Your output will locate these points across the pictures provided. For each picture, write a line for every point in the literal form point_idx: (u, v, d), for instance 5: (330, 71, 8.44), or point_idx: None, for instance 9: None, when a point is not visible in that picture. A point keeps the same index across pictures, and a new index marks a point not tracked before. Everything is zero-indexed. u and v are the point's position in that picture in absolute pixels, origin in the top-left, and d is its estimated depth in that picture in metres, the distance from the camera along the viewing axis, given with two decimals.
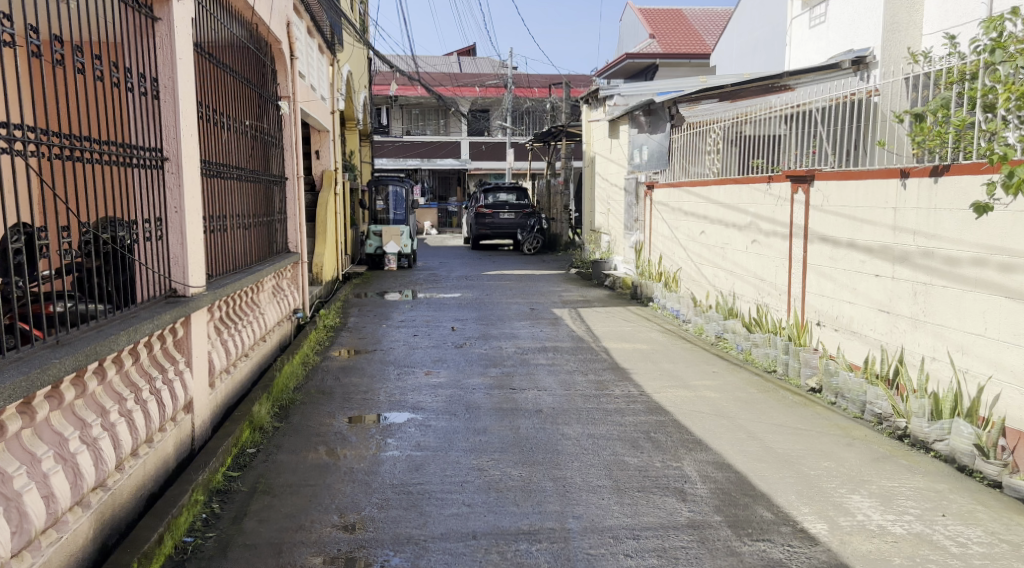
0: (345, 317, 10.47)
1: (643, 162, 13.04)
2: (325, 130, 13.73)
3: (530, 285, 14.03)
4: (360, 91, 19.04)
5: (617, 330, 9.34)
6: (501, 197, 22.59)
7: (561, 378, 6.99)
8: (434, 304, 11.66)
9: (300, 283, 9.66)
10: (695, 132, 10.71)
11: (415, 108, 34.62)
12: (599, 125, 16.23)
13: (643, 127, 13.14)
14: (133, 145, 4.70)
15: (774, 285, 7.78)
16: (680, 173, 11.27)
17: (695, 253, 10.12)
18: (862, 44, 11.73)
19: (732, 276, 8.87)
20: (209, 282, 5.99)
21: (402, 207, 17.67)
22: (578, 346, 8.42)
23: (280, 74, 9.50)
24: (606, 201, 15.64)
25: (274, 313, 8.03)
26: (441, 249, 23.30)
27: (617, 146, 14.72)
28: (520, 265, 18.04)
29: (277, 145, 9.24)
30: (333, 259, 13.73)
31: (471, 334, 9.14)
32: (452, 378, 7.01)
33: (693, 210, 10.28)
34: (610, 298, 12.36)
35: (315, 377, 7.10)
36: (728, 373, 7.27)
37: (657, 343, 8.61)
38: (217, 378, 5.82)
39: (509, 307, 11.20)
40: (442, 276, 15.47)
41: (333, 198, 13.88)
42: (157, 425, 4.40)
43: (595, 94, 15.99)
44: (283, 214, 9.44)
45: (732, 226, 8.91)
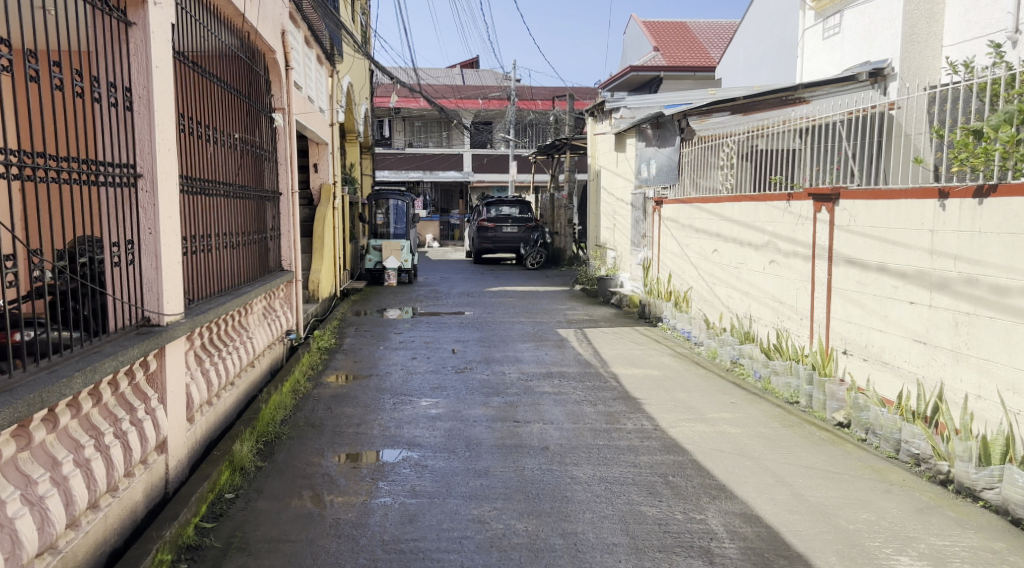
0: (341, 337, 10.02)
1: (651, 177, 12.58)
2: (324, 143, 13.39)
3: (534, 302, 13.58)
4: (360, 103, 18.64)
5: (626, 353, 8.87)
6: (505, 210, 22.11)
7: (568, 408, 6.52)
8: (434, 323, 11.20)
9: (293, 302, 9.21)
10: (707, 146, 10.27)
11: (417, 120, 34.27)
12: (604, 137, 15.79)
13: (651, 140, 12.68)
14: (100, 161, 4.23)
15: (795, 309, 7.38)
16: (691, 188, 10.83)
17: (707, 272, 9.69)
18: (879, 56, 11.29)
19: (748, 298, 8.43)
20: (190, 307, 5.55)
21: (403, 220, 17.16)
22: (586, 372, 7.95)
23: (274, 84, 9.08)
24: (612, 216, 15.19)
25: (263, 336, 7.58)
26: (442, 264, 22.86)
27: (624, 160, 14.28)
28: (523, 280, 17.59)
29: (271, 159, 8.81)
30: (331, 275, 13.29)
31: (473, 357, 8.68)
32: (452, 408, 6.54)
33: (705, 227, 9.84)
34: (617, 317, 11.90)
35: (305, 406, 6.64)
36: (747, 403, 6.80)
37: (669, 368, 8.15)
38: (197, 412, 5.37)
39: (513, 327, 10.74)
40: (443, 293, 15.03)
41: (331, 212, 13.46)
42: (122, 474, 3.95)
43: (600, 106, 15.56)
44: (276, 231, 9.01)
45: (747, 245, 8.49)
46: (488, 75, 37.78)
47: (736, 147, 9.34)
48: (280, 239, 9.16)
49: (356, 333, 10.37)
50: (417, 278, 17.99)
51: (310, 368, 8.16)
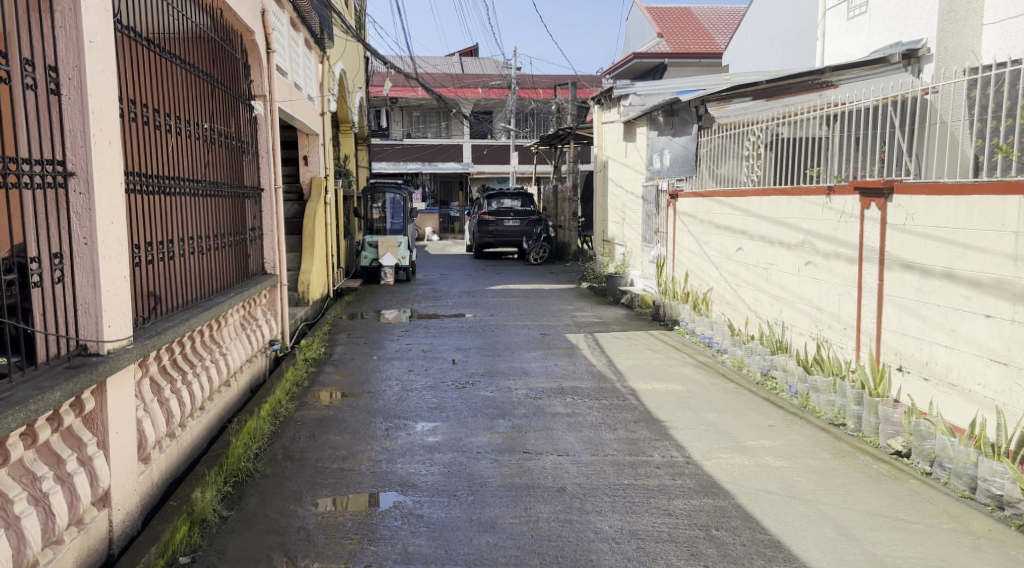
0: (332, 345, 9.23)
1: (663, 168, 11.72)
2: (314, 133, 12.48)
3: (540, 302, 12.75)
4: (355, 92, 17.91)
5: (644, 363, 8.06)
6: (507, 202, 21.22)
7: (585, 435, 5.72)
8: (433, 327, 10.39)
9: (277, 309, 8.41)
10: (728, 134, 9.44)
11: (416, 110, 33.40)
12: (612, 126, 14.92)
13: (664, 128, 11.81)
14: (13, 157, 3.40)
15: (836, 316, 6.61)
16: (709, 181, 10.01)
17: (730, 273, 8.88)
18: (911, 36, 10.44)
19: (779, 303, 7.64)
20: (144, 327, 4.75)
21: (400, 215, 16.31)
22: (601, 387, 7.15)
23: (254, 69, 8.25)
24: (621, 210, 14.36)
25: (240, 351, 6.79)
26: (442, 259, 22.04)
27: (634, 150, 13.43)
28: (526, 277, 16.76)
29: (250, 152, 8.00)
30: (323, 275, 12.48)
31: (475, 369, 7.88)
32: (452, 436, 5.74)
33: (727, 224, 9.03)
34: (628, 319, 11.10)
35: (285, 434, 5.86)
36: (787, 427, 6.00)
37: (693, 381, 7.34)
38: (152, 450, 4.59)
39: (518, 332, 9.93)
40: (442, 292, 14.20)
41: (323, 208, 12.64)
42: (38, 546, 3.19)
43: (608, 93, 14.69)
44: (258, 231, 8.20)
45: (778, 244, 7.70)
46: (487, 63, 36.83)
47: (760, 136, 8.51)
48: (263, 240, 8.36)
49: (348, 341, 9.55)
50: (416, 276, 17.17)
51: (295, 382, 7.37)
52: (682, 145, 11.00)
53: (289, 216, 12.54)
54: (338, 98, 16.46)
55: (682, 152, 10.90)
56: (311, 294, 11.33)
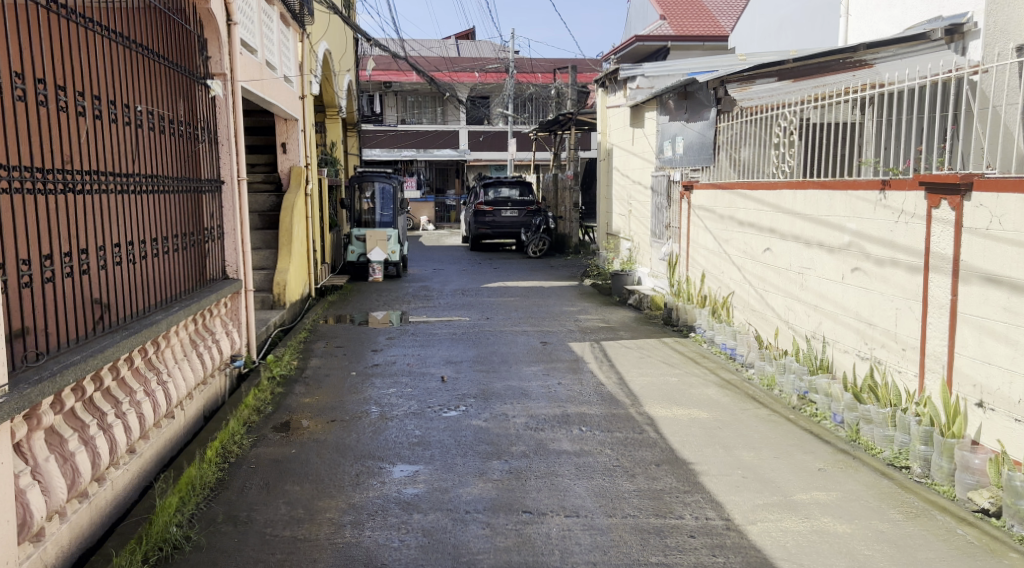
0: (307, 357, 8.20)
1: (676, 157, 10.60)
2: (292, 118, 11.54)
3: (540, 303, 11.71)
4: (343, 74, 17.11)
5: (660, 381, 7.04)
6: (504, 191, 20.24)
7: (598, 486, 4.69)
8: (421, 334, 9.35)
9: (239, 320, 7.39)
10: (751, 119, 8.39)
11: (410, 95, 32.28)
12: (617, 110, 13.82)
13: (674, 113, 10.75)
14: None
15: (892, 334, 5.59)
16: (729, 170, 8.96)
17: (757, 276, 7.85)
18: (954, 9, 9.35)
19: (818, 314, 6.62)
20: (35, 365, 3.73)
21: (390, 207, 15.27)
22: (612, 413, 6.12)
23: (211, 43, 7.19)
24: (627, 202, 13.30)
25: (188, 375, 5.78)
26: (436, 252, 20.92)
27: (641, 137, 12.37)
28: (525, 273, 15.71)
29: (205, 139, 6.96)
30: (303, 273, 11.44)
31: (467, 390, 6.85)
32: (436, 486, 4.71)
33: (752, 220, 7.99)
34: (637, 323, 10.07)
35: (232, 485, 4.84)
36: (841, 472, 4.97)
37: (720, 406, 6.31)
38: (44, 523, 3.60)
39: (515, 341, 8.89)
40: (435, 290, 13.14)
41: (302, 200, 11.64)
42: None
43: (612, 75, 13.56)
44: (217, 230, 7.18)
45: (816, 246, 6.68)
46: (485, 47, 35.55)
47: (791, 121, 7.45)
48: (223, 239, 7.33)
49: (325, 352, 8.51)
50: (407, 271, 16.12)
51: (255, 407, 6.36)
52: (696, 131, 9.91)
53: (265, 208, 11.49)
54: (323, 81, 15.47)
55: (698, 139, 9.83)
56: (288, 295, 10.27)
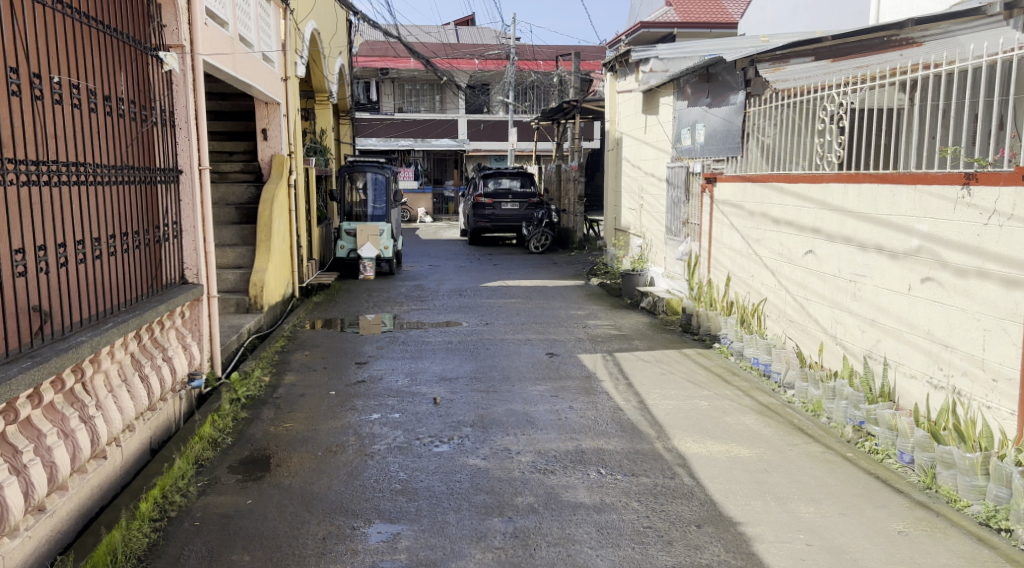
0: (281, 372, 7.21)
1: (696, 146, 9.59)
2: (273, 101, 10.56)
3: (544, 306, 10.73)
4: (337, 57, 16.40)
5: (688, 406, 6.06)
6: (505, 182, 19.17)
7: (627, 559, 3.70)
8: (413, 343, 8.34)
9: (199, 331, 6.42)
10: (791, 103, 7.40)
11: (407, 82, 30.87)
12: (628, 96, 12.79)
13: (694, 98, 9.77)
14: None
15: (978, 361, 4.60)
16: (762, 161, 7.97)
17: (797, 282, 6.87)
18: None
19: (878, 332, 5.63)
20: None
21: (383, 199, 14.13)
22: (635, 450, 5.12)
23: (165, 8, 6.15)
24: (638, 195, 12.29)
25: (127, 405, 4.80)
26: (433, 246, 19.94)
27: (655, 125, 11.35)
28: (527, 270, 14.71)
29: (158, 121, 5.95)
30: (284, 272, 10.44)
31: (462, 417, 5.85)
32: (422, 559, 3.72)
33: (790, 219, 7.00)
34: (652, 330, 9.07)
35: (166, 552, 3.85)
36: (927, 536, 3.99)
37: (762, 441, 5.32)
38: None
39: (518, 353, 7.90)
40: (430, 290, 12.14)
41: (285, 192, 10.65)
42: None
43: (623, 58, 12.54)
44: (173, 228, 6.19)
45: (875, 251, 5.69)
46: (487, 33, 34.36)
47: (840, 105, 6.44)
48: (180, 239, 6.34)
49: (303, 364, 7.51)
50: (401, 267, 15.12)
51: (210, 439, 5.39)
52: (721, 116, 8.92)
53: (244, 200, 10.50)
54: (311, 64, 14.46)
55: (722, 126, 8.84)
56: (265, 297, 9.27)
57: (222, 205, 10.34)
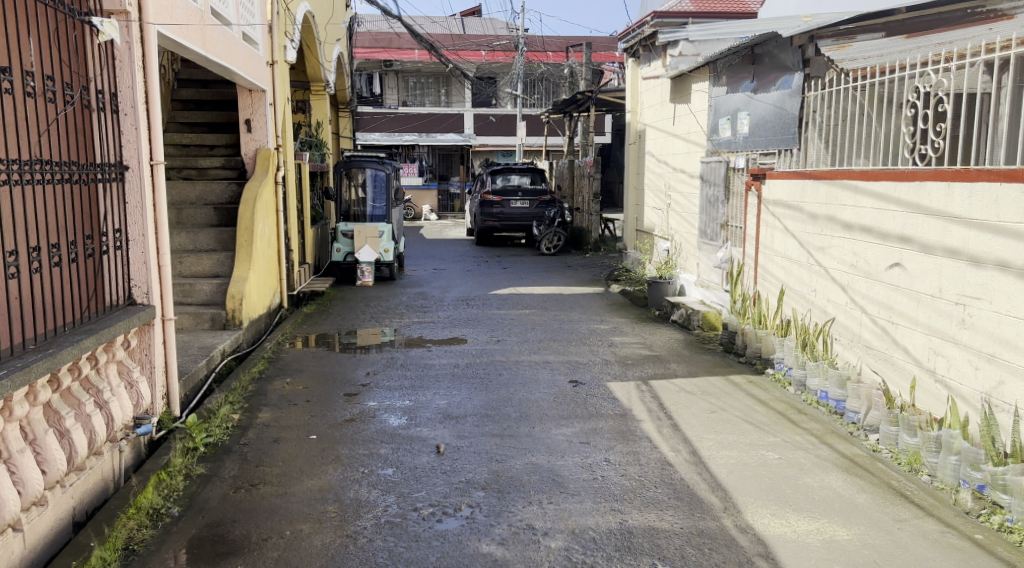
0: (255, 407, 6.04)
1: (738, 138, 8.40)
2: (258, 88, 9.40)
3: (562, 318, 9.54)
4: (335, 45, 15.35)
5: (754, 460, 4.87)
6: (514, 179, 18.04)
7: None
8: (413, 367, 7.16)
9: (151, 363, 5.28)
10: (864, 85, 6.20)
11: (412, 76, 29.80)
12: (653, 83, 11.58)
13: (735, 83, 8.57)
14: None
15: None
16: (828, 151, 6.75)
17: (880, 301, 5.68)
18: None
19: (1001, 371, 4.42)
20: None
21: (383, 196, 12.91)
22: (699, 530, 3.92)
23: None
24: (665, 193, 11.07)
25: (31, 477, 3.64)
26: (438, 247, 18.74)
27: (685, 115, 10.12)
28: (541, 275, 13.51)
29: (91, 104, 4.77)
30: (270, 280, 9.30)
31: (472, 475, 4.65)
32: None
33: (870, 225, 5.80)
34: (688, 349, 7.85)
35: None
36: None
37: (860, 516, 4.11)
38: None
39: (536, 381, 6.70)
40: (434, 299, 10.95)
41: (271, 189, 9.49)
42: None
43: (648, 40, 11.33)
44: (116, 238, 5.04)
45: (995, 268, 4.49)
46: (494, 23, 33.08)
47: (936, 84, 5.23)
48: (124, 251, 5.16)
49: (282, 396, 6.34)
50: (403, 272, 13.95)
51: (151, 510, 4.22)
52: (770, 103, 7.74)
53: (225, 200, 9.34)
54: (305, 50, 13.30)
55: (773, 114, 7.65)
56: (245, 310, 8.11)
57: (200, 206, 9.18)
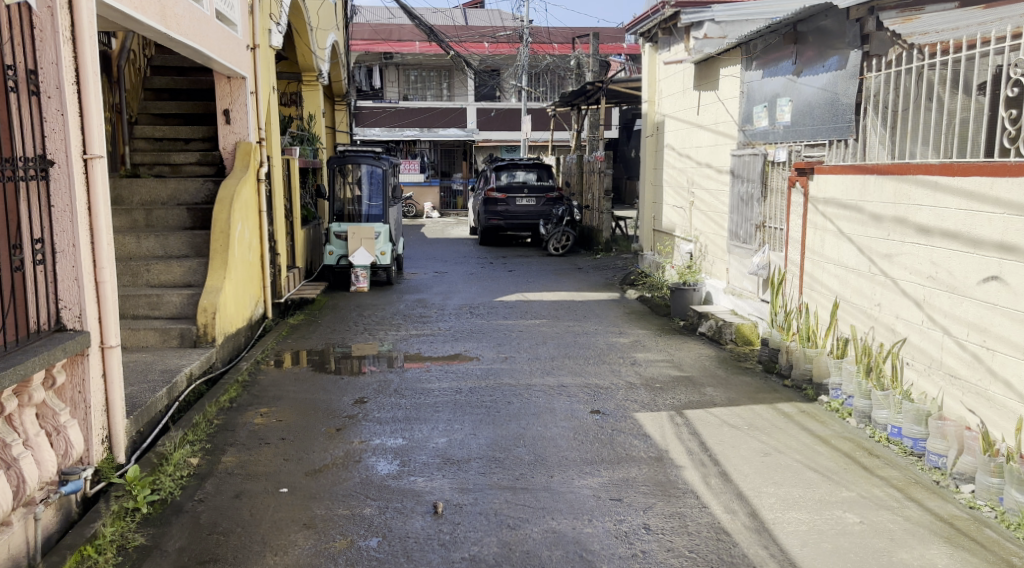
0: (219, 448, 5.08)
1: (778, 127, 7.44)
2: (238, 75, 8.43)
3: (576, 330, 8.55)
4: (330, 32, 14.36)
5: (831, 526, 3.90)
6: (519, 175, 17.05)
7: None
8: (409, 394, 6.18)
9: (85, 402, 4.30)
10: (945, 62, 5.20)
11: (413, 69, 28.83)
12: (675, 70, 10.59)
13: (776, 66, 7.58)
14: None
15: None
16: (893, 140, 5.74)
17: (969, 322, 4.70)
18: None
19: None
20: None
21: (379, 195, 11.96)
22: None
23: None
24: (688, 190, 10.08)
25: None
26: (439, 247, 17.73)
27: (712, 103, 9.14)
28: (550, 278, 12.53)
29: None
30: (252, 289, 8.34)
31: (477, 550, 3.68)
32: None
33: (957, 229, 4.83)
34: (724, 369, 6.87)
35: None
36: None
37: None
38: None
39: (552, 411, 5.72)
40: (434, 308, 9.98)
41: (252, 187, 8.52)
42: None
43: (669, 22, 10.33)
44: (34, 251, 4.06)
45: None
46: (498, 14, 32.05)
47: None
48: (46, 263, 4.17)
49: (253, 432, 5.38)
50: (402, 276, 12.97)
51: None
52: (822, 86, 6.77)
53: (199, 200, 8.39)
54: (296, 36, 12.32)
55: (825, 99, 6.67)
56: (220, 325, 7.15)
57: (172, 206, 8.21)
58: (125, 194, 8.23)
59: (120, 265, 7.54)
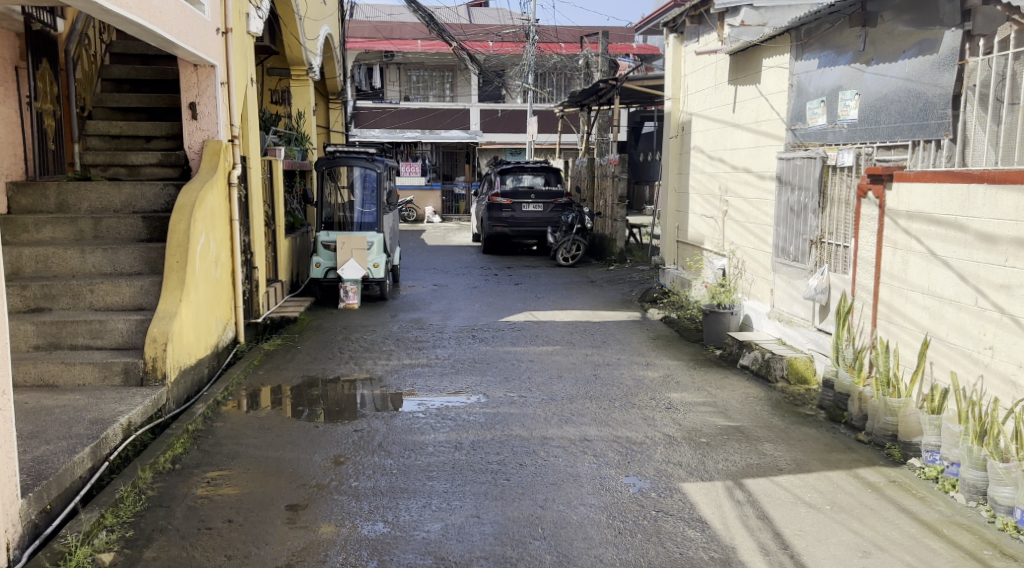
0: (143, 537, 3.89)
1: (842, 125, 6.26)
2: (206, 62, 7.24)
3: (596, 361, 7.35)
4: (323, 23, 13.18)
5: None
6: (526, 179, 15.87)
7: None
8: (397, 452, 4.98)
9: None
10: None
11: (415, 69, 27.62)
12: (705, 62, 9.40)
13: (836, 52, 6.41)
14: None
15: None
16: (1009, 139, 4.54)
17: None
18: None
19: None
20: None
21: (373, 200, 10.73)
22: None
23: None
24: (720, 197, 8.90)
25: None
26: (440, 256, 16.50)
27: (753, 98, 7.96)
28: (562, 293, 11.34)
29: None
30: (218, 310, 7.15)
31: None
32: None
33: None
34: (780, 417, 5.66)
35: None
36: None
37: None
38: None
39: (576, 480, 4.51)
40: (432, 331, 8.78)
41: (221, 192, 7.32)
42: None
43: (700, 7, 9.16)
44: None
45: None
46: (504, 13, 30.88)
47: None
48: None
49: (192, 511, 4.17)
50: (398, 290, 11.79)
51: None
52: (901, 76, 5.59)
53: (159, 208, 7.20)
54: (283, 24, 11.15)
55: (906, 91, 5.51)
56: (173, 359, 5.95)
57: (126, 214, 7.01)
58: (71, 202, 6.99)
59: (59, 285, 6.32)
